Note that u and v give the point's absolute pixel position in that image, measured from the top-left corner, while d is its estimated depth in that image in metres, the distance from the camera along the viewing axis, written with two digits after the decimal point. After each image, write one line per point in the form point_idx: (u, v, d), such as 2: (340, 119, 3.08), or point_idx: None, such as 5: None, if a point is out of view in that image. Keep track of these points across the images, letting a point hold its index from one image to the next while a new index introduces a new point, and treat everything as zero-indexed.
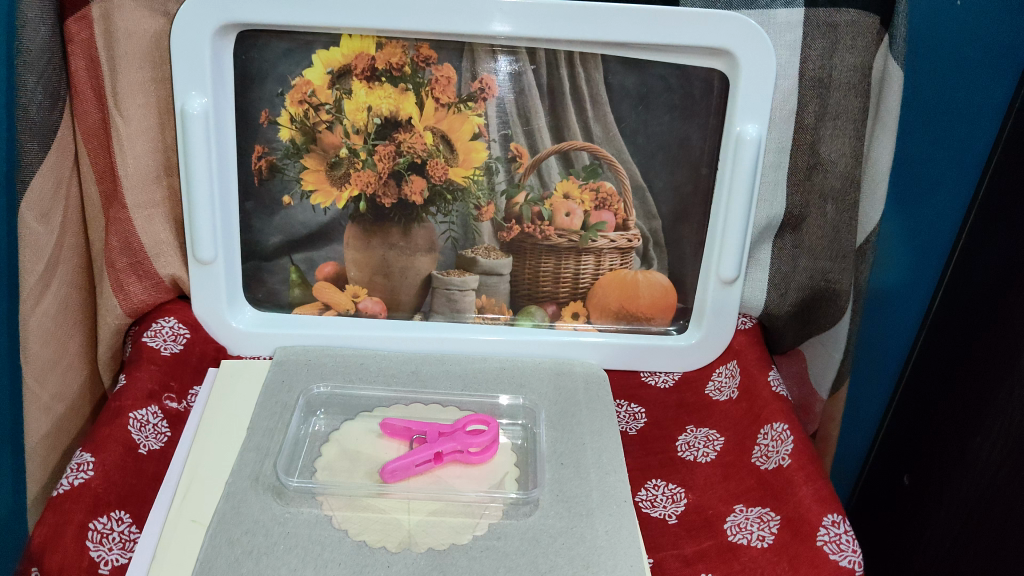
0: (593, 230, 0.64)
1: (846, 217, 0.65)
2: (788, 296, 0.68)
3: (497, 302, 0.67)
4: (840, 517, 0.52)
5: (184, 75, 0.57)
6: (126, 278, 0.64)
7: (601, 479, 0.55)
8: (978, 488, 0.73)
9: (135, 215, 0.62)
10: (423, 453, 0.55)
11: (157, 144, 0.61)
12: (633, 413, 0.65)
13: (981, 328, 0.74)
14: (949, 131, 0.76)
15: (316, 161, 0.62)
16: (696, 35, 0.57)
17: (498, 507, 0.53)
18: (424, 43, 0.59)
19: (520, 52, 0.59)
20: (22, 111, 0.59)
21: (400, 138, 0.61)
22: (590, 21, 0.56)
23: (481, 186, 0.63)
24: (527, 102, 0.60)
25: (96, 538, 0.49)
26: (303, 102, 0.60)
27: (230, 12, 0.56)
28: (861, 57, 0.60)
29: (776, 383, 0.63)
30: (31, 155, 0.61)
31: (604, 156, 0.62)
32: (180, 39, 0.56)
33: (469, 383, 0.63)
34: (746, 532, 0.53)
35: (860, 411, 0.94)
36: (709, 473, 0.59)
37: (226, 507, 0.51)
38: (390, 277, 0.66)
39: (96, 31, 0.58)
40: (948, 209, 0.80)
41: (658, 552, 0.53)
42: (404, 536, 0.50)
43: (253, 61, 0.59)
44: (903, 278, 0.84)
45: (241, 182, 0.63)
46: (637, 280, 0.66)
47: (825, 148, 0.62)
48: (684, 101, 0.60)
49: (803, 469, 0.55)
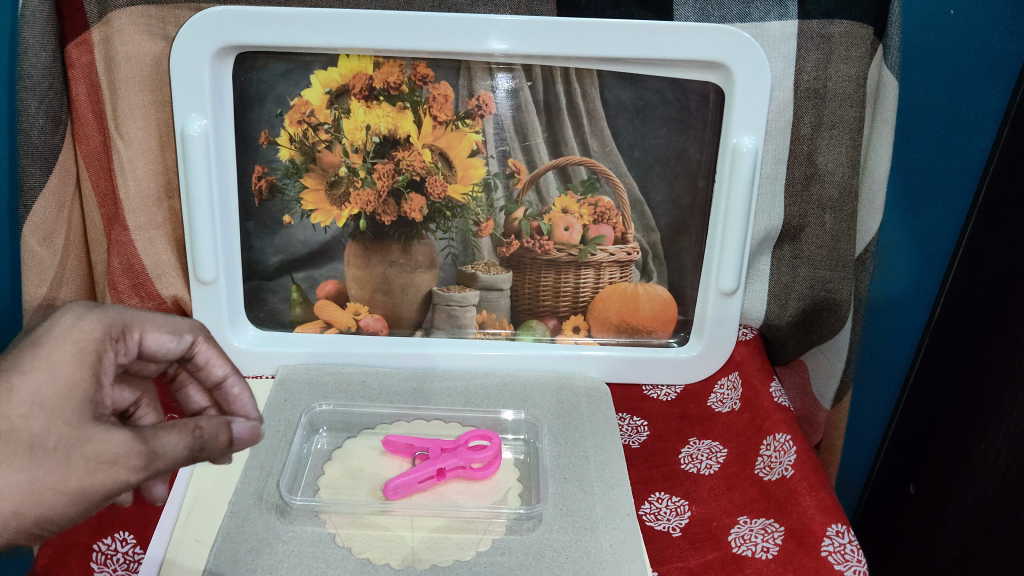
0: (592, 244, 0.64)
1: (844, 227, 0.65)
2: (788, 306, 0.68)
3: (497, 318, 0.67)
4: (843, 527, 0.52)
5: (184, 97, 0.58)
6: (127, 298, 0.65)
7: (604, 493, 0.55)
8: (985, 496, 0.72)
9: (137, 236, 0.63)
10: (426, 469, 0.55)
11: (157, 166, 0.62)
12: (635, 426, 0.65)
13: (983, 334, 0.74)
14: (945, 139, 0.77)
15: (316, 180, 0.63)
16: (691, 48, 0.57)
17: (502, 522, 0.53)
18: (421, 61, 0.59)
19: (517, 70, 0.59)
20: (24, 136, 0.59)
21: (399, 156, 0.62)
22: (585, 38, 0.57)
23: (480, 203, 0.63)
24: (525, 118, 0.61)
25: (101, 560, 0.51)
26: (302, 122, 0.61)
27: (227, 35, 0.56)
28: (855, 68, 0.60)
29: (777, 393, 0.64)
30: (33, 179, 0.61)
31: (601, 170, 0.62)
32: (179, 62, 0.57)
33: (470, 399, 0.64)
34: (751, 544, 0.53)
35: (864, 422, 0.94)
36: (712, 484, 0.58)
37: (230, 526, 0.51)
38: (390, 293, 0.66)
39: (96, 56, 0.58)
40: (946, 215, 0.80)
41: (663, 566, 0.52)
42: (407, 553, 0.50)
43: (251, 82, 0.60)
44: (905, 285, 0.84)
45: (241, 203, 0.63)
46: (637, 293, 0.66)
47: (822, 158, 0.62)
48: (680, 114, 0.61)
49: (806, 479, 0.56)
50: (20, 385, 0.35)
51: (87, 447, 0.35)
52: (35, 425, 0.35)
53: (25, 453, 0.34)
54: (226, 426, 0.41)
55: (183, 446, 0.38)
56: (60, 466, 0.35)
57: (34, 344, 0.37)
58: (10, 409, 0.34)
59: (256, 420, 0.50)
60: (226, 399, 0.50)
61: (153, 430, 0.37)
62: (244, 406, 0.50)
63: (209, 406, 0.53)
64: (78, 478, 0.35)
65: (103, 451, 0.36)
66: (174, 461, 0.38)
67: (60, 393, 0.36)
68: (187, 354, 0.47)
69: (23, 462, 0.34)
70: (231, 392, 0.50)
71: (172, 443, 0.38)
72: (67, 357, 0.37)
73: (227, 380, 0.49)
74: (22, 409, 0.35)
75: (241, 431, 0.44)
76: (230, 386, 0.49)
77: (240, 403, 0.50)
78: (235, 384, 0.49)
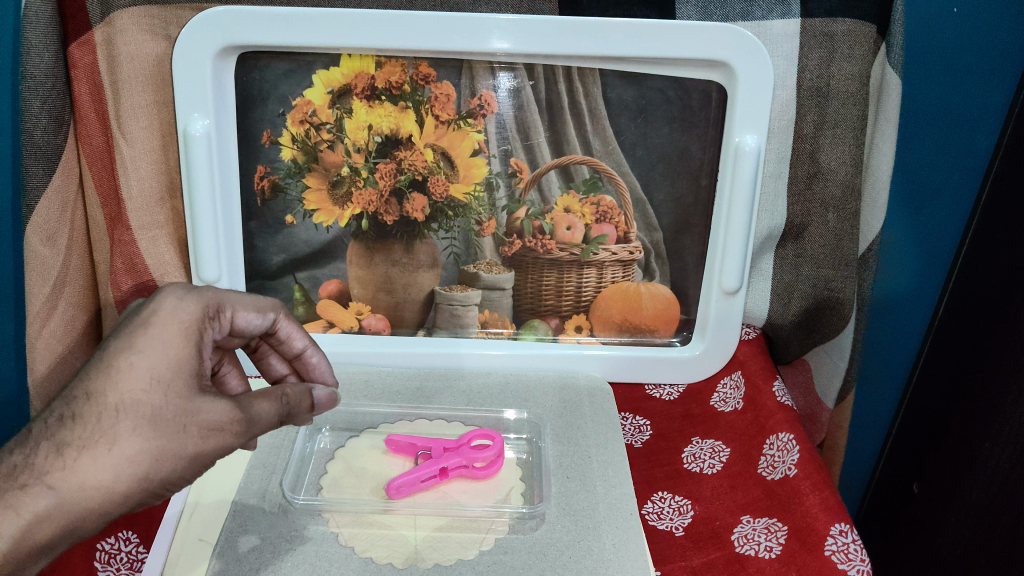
0: (594, 243, 0.64)
1: (848, 225, 0.64)
2: (791, 305, 0.68)
3: (500, 317, 0.67)
4: (847, 526, 0.52)
5: (186, 97, 0.58)
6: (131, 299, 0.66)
7: (608, 492, 0.55)
8: (988, 494, 0.72)
9: (140, 236, 0.63)
10: (427, 468, 0.55)
11: (160, 166, 0.62)
12: (638, 425, 0.65)
13: (987, 332, 0.74)
14: (949, 138, 0.76)
15: (317, 180, 0.63)
16: (693, 46, 0.57)
17: (504, 521, 0.53)
18: (423, 61, 0.59)
19: (518, 69, 0.59)
20: (27, 136, 0.59)
21: (401, 156, 0.62)
22: (587, 36, 0.56)
23: (482, 203, 0.63)
24: (526, 117, 0.61)
25: (104, 559, 0.52)
26: (303, 121, 0.61)
27: (229, 36, 0.56)
28: (858, 66, 0.60)
29: (781, 393, 0.64)
30: (36, 179, 0.61)
31: (603, 169, 0.62)
32: (181, 62, 0.57)
33: (473, 398, 0.64)
34: (754, 543, 0.52)
35: (867, 422, 0.94)
36: (715, 484, 0.58)
37: (233, 526, 0.51)
38: (393, 293, 0.66)
39: (99, 56, 0.58)
40: (950, 214, 0.80)
41: (666, 565, 0.52)
42: (410, 552, 0.50)
43: (254, 82, 0.60)
44: (907, 284, 0.84)
45: (243, 203, 0.63)
46: (639, 292, 0.66)
47: (825, 157, 0.62)
48: (682, 113, 0.60)
49: (809, 477, 0.55)
50: (138, 362, 0.40)
51: (197, 416, 0.41)
52: (154, 398, 0.40)
53: (148, 423, 0.39)
54: (309, 392, 0.48)
55: (273, 411, 0.45)
56: (178, 435, 0.40)
57: (144, 325, 0.41)
58: (134, 385, 0.39)
59: (333, 386, 0.55)
60: (305, 367, 0.55)
61: (249, 398, 0.43)
62: (322, 374, 0.55)
63: (289, 373, 0.56)
64: (193, 444, 0.41)
65: (211, 420, 0.41)
66: (269, 422, 0.45)
67: (174, 368, 0.41)
68: (271, 329, 0.51)
69: (147, 431, 0.39)
70: (310, 362, 0.54)
71: (264, 410, 0.44)
72: (174, 335, 0.42)
73: (307, 352, 0.54)
74: (143, 385, 0.40)
75: (320, 399, 0.49)
76: (309, 356, 0.54)
77: (319, 370, 0.55)
78: (314, 355, 0.54)
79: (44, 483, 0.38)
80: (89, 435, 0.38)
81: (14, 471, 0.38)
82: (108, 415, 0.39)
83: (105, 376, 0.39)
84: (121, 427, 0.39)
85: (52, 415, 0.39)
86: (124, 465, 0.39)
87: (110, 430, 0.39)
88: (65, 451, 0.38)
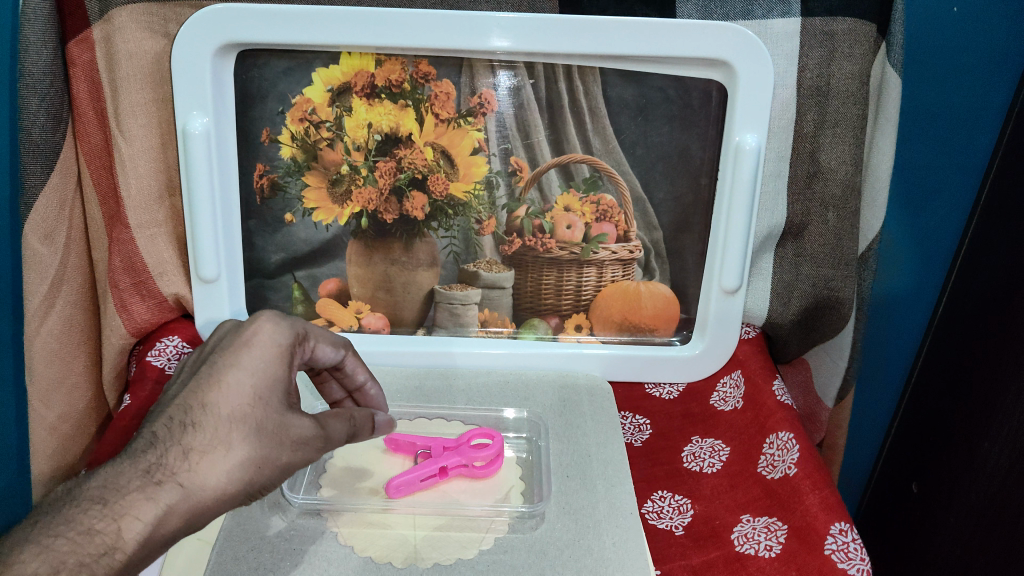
0: (594, 242, 0.64)
1: (847, 225, 0.64)
2: (791, 304, 0.68)
3: (500, 316, 0.67)
4: (847, 526, 0.52)
5: (185, 94, 0.58)
6: (129, 297, 0.65)
7: (608, 491, 0.55)
8: (987, 493, 0.72)
9: (138, 234, 0.63)
10: (427, 468, 0.54)
11: (159, 164, 0.62)
12: (638, 424, 0.65)
13: (986, 332, 0.74)
14: (949, 137, 0.76)
15: (317, 178, 0.62)
16: (693, 44, 0.56)
17: (504, 520, 0.52)
18: (423, 59, 0.59)
19: (518, 67, 0.59)
20: (25, 134, 0.59)
21: (400, 154, 0.62)
22: (586, 35, 0.56)
23: (482, 201, 0.63)
24: (526, 116, 0.60)
25: None
26: (303, 120, 0.61)
27: (228, 33, 0.56)
28: (859, 65, 0.59)
29: (781, 392, 0.63)
30: (34, 177, 0.60)
31: (603, 168, 0.62)
32: (179, 59, 0.57)
33: (473, 397, 0.64)
34: (754, 543, 0.52)
35: (867, 420, 0.94)
36: (715, 483, 0.58)
37: (231, 526, 0.51)
38: (392, 291, 0.66)
39: (97, 54, 0.58)
40: (949, 214, 0.80)
41: (666, 564, 0.52)
42: (410, 552, 0.50)
43: (253, 80, 0.60)
44: (907, 283, 0.84)
45: (242, 200, 0.63)
46: (639, 291, 0.66)
47: (825, 156, 0.62)
48: (683, 111, 0.60)
49: (809, 477, 0.55)
50: (246, 379, 0.43)
51: (289, 431, 0.43)
52: (258, 411, 0.42)
53: (210, 421, 0.41)
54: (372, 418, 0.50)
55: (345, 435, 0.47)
56: (276, 446, 0.42)
57: (250, 346, 0.44)
58: (241, 399, 0.42)
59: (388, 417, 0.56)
60: (362, 398, 0.56)
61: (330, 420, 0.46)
62: (378, 404, 0.56)
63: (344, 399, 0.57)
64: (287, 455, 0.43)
65: (301, 434, 0.44)
66: (339, 441, 0.47)
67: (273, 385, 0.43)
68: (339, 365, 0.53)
69: (222, 431, 0.41)
70: (369, 393, 0.56)
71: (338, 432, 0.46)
72: (274, 356, 0.44)
73: (367, 384, 0.55)
74: (247, 398, 0.42)
75: (381, 423, 0.51)
76: (367, 388, 0.56)
77: (376, 403, 0.56)
78: (373, 387, 0.56)
79: (176, 481, 0.39)
80: (211, 441, 0.40)
81: (150, 469, 0.39)
82: (222, 426, 0.41)
83: (215, 388, 0.42)
84: (234, 435, 0.41)
85: (162, 420, 0.41)
86: (204, 461, 0.40)
87: (225, 438, 0.41)
88: (190, 455, 0.40)
